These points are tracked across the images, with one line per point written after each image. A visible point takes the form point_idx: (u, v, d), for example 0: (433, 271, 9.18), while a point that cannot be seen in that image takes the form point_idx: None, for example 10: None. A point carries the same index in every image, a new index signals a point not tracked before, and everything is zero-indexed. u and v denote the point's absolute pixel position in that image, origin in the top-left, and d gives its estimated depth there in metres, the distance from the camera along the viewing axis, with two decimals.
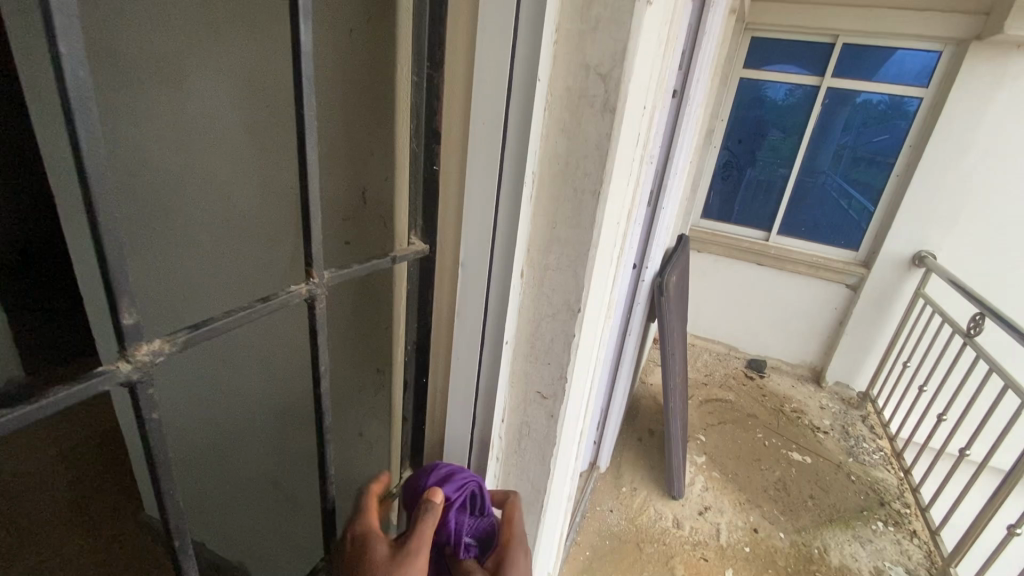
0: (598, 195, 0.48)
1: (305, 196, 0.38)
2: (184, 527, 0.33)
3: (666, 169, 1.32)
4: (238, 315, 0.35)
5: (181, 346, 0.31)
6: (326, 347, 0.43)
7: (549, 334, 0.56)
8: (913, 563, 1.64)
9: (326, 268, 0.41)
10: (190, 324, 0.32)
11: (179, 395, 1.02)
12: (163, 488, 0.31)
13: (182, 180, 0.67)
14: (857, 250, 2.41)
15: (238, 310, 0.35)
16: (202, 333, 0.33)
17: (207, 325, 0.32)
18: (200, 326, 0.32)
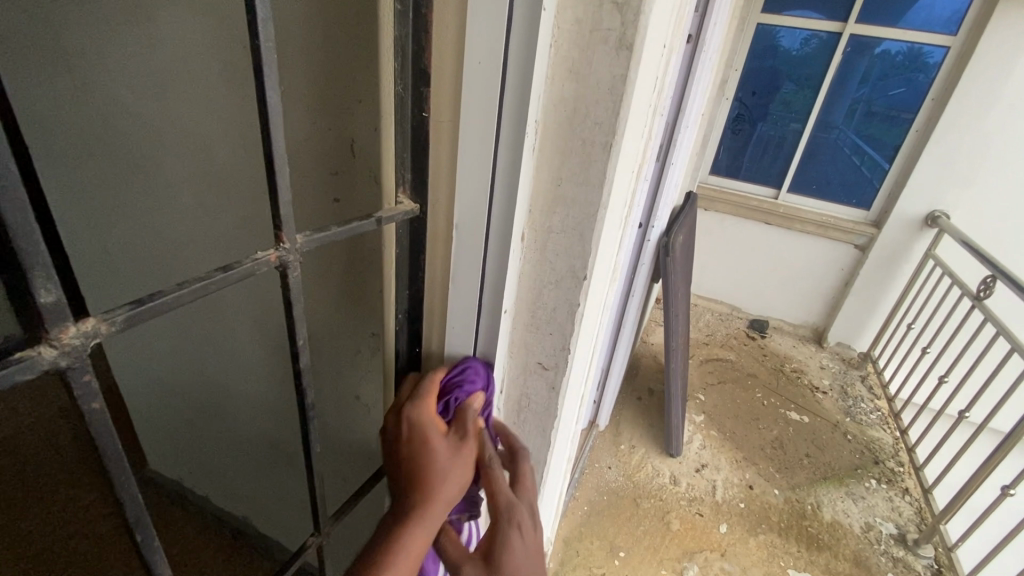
0: (608, 148, 0.43)
1: (269, 151, 0.33)
2: (146, 521, 0.30)
3: (678, 122, 1.24)
4: (195, 285, 0.31)
5: (121, 325, 0.27)
6: (302, 318, 0.39)
7: (551, 303, 0.52)
8: (904, 519, 1.67)
9: (298, 232, 0.37)
10: (132, 300, 0.28)
11: (172, 356, 1.00)
12: (116, 479, 0.28)
13: (156, 135, 0.65)
14: (869, 210, 2.33)
15: (193, 281, 0.31)
16: (149, 309, 0.29)
17: (155, 300, 0.29)
18: (145, 301, 0.28)
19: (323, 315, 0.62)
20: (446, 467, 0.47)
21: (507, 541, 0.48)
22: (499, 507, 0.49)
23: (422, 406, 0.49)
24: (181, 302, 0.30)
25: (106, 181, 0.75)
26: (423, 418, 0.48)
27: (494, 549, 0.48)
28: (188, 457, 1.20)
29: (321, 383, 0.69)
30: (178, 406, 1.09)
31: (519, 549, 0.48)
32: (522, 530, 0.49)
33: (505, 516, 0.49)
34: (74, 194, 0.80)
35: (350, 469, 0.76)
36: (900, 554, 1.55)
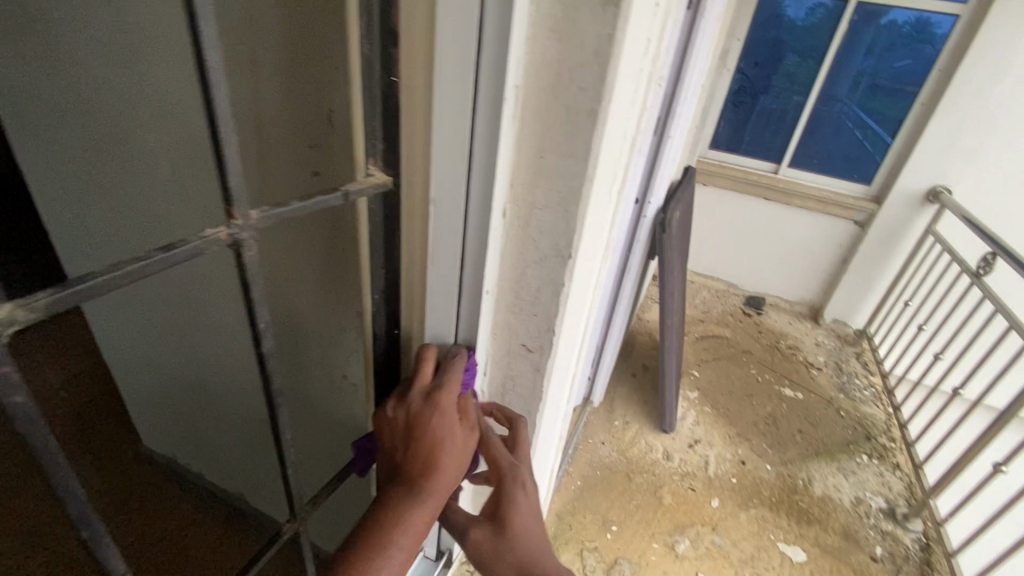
0: (594, 116, 0.40)
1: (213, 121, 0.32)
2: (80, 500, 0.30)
3: (677, 94, 1.20)
4: (131, 267, 0.30)
5: (43, 310, 0.27)
6: (259, 294, 0.39)
7: (535, 283, 0.50)
8: (894, 494, 1.68)
9: (251, 207, 0.36)
10: (55, 284, 0.27)
11: (158, 333, 0.99)
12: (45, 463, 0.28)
13: (127, 102, 0.62)
14: (869, 185, 2.29)
15: (130, 260, 0.30)
16: (76, 292, 0.28)
17: (81, 283, 0.28)
18: (71, 284, 0.28)
19: (303, 293, 0.60)
20: (461, 450, 0.50)
21: (514, 502, 0.54)
22: (504, 472, 0.55)
23: (446, 393, 0.49)
24: (117, 283, 0.30)
25: (83, 151, 0.72)
26: (447, 405, 0.48)
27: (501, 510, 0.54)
28: (178, 434, 1.19)
29: (303, 363, 0.68)
30: (167, 383, 1.08)
31: (524, 508, 0.54)
32: (526, 489, 0.55)
33: (510, 478, 0.54)
34: (57, 165, 0.78)
35: (336, 449, 0.75)
36: (889, 528, 1.57)
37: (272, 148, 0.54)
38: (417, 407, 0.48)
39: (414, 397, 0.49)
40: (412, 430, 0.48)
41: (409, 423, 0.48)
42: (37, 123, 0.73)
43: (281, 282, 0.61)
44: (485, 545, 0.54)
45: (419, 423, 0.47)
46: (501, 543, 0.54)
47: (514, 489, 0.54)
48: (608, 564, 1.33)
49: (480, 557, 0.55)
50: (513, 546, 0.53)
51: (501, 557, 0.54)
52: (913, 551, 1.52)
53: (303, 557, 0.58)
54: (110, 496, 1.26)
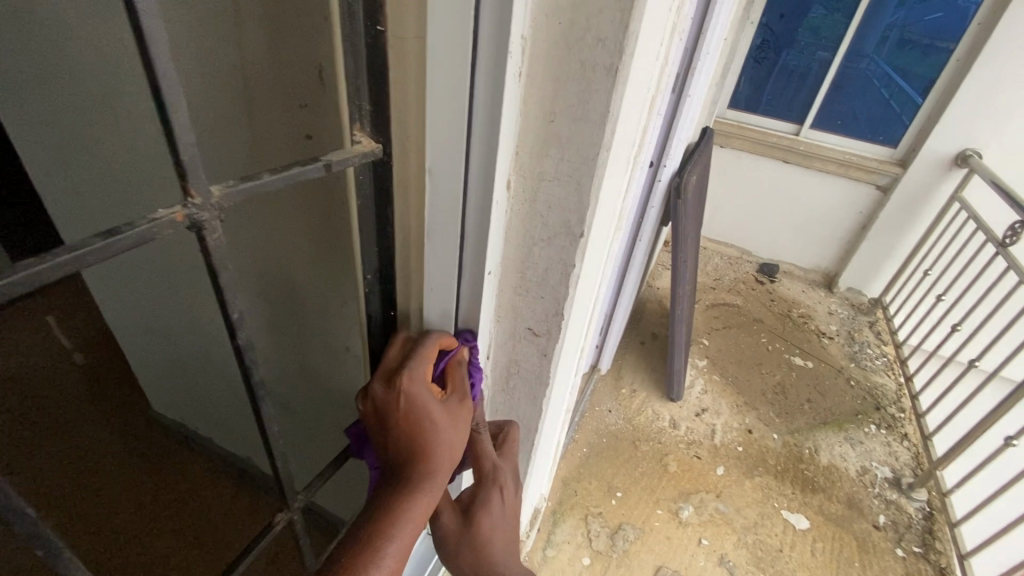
0: (612, 73, 0.34)
1: (155, 80, 0.27)
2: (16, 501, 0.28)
3: (697, 50, 1.12)
4: (60, 259, 0.26)
5: None
6: (229, 278, 0.35)
7: (543, 263, 0.46)
8: (900, 464, 1.67)
9: (212, 184, 0.32)
10: None
11: (160, 299, 0.96)
12: None
13: (101, 59, 0.57)
14: (896, 148, 2.18)
15: (55, 251, 0.26)
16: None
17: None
18: None
19: (299, 263, 0.57)
20: (451, 428, 0.46)
21: (489, 500, 0.54)
22: (487, 473, 0.54)
23: (415, 374, 0.45)
24: (46, 277, 0.26)
25: (66, 117, 0.68)
26: (418, 387, 0.44)
27: (476, 509, 0.54)
28: (185, 401, 1.19)
29: (305, 340, 0.66)
30: (172, 350, 1.07)
31: (496, 507, 0.54)
32: (504, 493, 0.55)
33: (492, 479, 0.54)
34: (36, 125, 0.73)
35: (339, 423, 0.74)
36: (893, 497, 1.57)
37: (260, 111, 0.49)
38: (387, 392, 0.45)
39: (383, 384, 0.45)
40: (384, 418, 0.45)
41: (380, 413, 0.45)
42: (13, 81, 0.68)
43: (282, 259, 0.59)
44: (449, 535, 0.55)
45: (391, 409, 0.44)
46: (466, 537, 0.54)
47: (495, 491, 0.54)
48: (611, 529, 1.34)
49: (440, 540, 0.56)
50: (477, 543, 0.54)
51: (459, 549, 0.54)
52: (916, 520, 1.51)
53: (298, 541, 0.58)
54: (123, 457, 1.27)
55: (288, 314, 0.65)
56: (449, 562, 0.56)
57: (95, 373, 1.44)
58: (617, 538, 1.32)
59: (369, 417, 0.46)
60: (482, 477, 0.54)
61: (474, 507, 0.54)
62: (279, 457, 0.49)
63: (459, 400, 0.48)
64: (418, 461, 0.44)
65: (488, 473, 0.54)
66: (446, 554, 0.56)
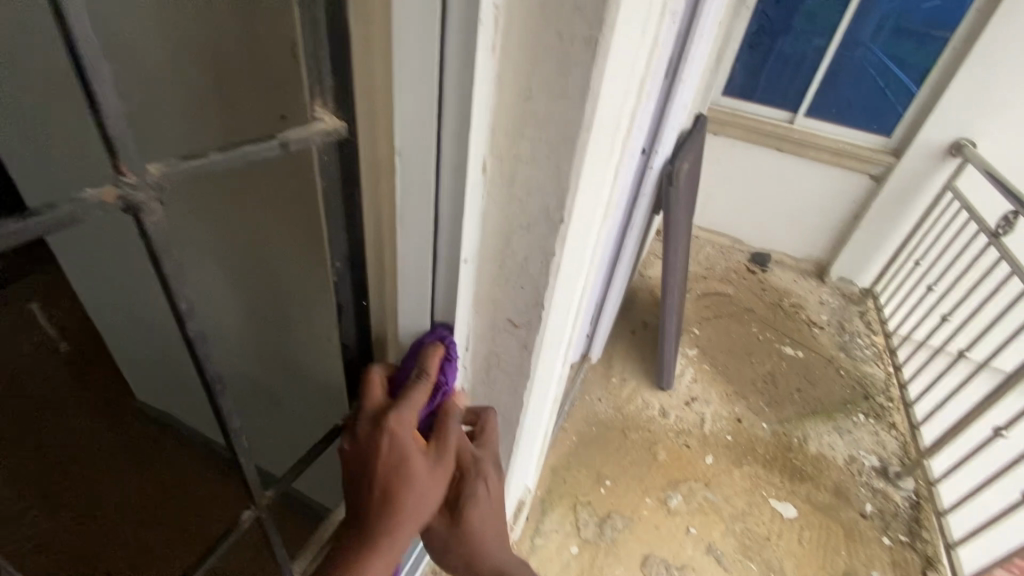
0: (592, 46, 0.32)
1: (78, 44, 0.25)
2: None
3: (691, 34, 1.09)
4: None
5: None
6: (176, 265, 0.33)
7: (522, 251, 0.44)
8: (887, 453, 1.68)
9: (152, 161, 0.30)
10: None
11: (135, 285, 0.93)
12: None
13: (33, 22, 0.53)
14: (890, 137, 2.16)
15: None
16: None
17: None
18: None
19: (274, 248, 0.55)
20: (427, 483, 0.47)
21: (475, 492, 0.54)
22: (467, 465, 0.54)
23: (401, 422, 0.45)
24: None
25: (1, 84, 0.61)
26: (401, 439, 0.45)
27: (460, 502, 0.54)
28: (167, 390, 1.17)
29: (284, 328, 0.64)
30: (152, 338, 1.04)
31: (483, 498, 0.54)
32: (487, 480, 0.54)
33: (474, 470, 0.54)
34: None
35: (319, 412, 0.72)
36: (880, 485, 1.58)
37: (232, 90, 0.47)
38: (369, 441, 0.46)
39: (367, 424, 0.46)
40: (365, 463, 0.47)
41: (360, 456, 0.47)
42: None
43: (259, 249, 0.57)
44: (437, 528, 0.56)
45: (371, 459, 0.46)
46: (457, 532, 0.54)
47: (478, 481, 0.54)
48: (600, 518, 1.33)
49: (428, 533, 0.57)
50: (463, 535, 0.55)
51: (451, 543, 0.55)
52: (903, 509, 1.53)
53: (269, 540, 0.56)
54: (104, 445, 1.24)
55: (267, 305, 0.63)
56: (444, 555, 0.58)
57: (73, 361, 1.40)
58: (606, 527, 1.32)
59: (351, 449, 0.47)
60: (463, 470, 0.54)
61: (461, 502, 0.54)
62: (242, 451, 0.47)
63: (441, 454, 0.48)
64: (390, 513, 0.46)
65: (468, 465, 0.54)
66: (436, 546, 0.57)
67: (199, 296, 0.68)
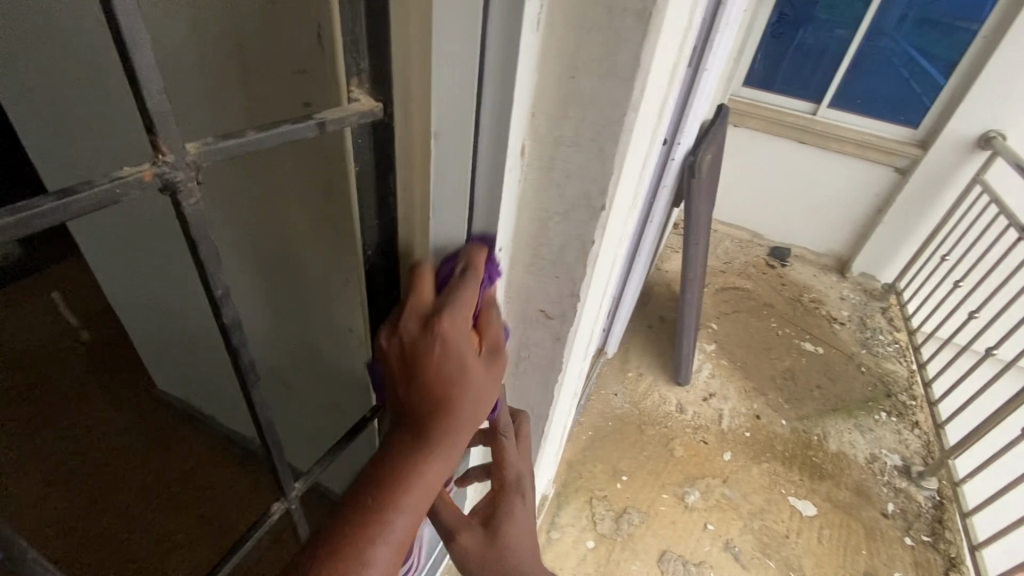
0: (644, 19, 0.32)
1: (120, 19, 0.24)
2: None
3: (715, 21, 1.06)
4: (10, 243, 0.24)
5: None
6: (213, 248, 0.33)
7: (559, 238, 0.44)
8: (910, 452, 1.65)
9: (191, 140, 0.29)
10: None
11: (157, 274, 0.94)
12: None
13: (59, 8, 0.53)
14: (916, 129, 2.10)
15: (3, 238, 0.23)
16: None
17: None
18: None
19: (298, 236, 0.55)
20: (481, 393, 0.42)
21: (512, 510, 0.53)
22: (510, 481, 0.55)
23: (455, 321, 0.40)
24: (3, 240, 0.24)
25: (19, 63, 0.61)
26: (455, 340, 0.40)
27: (501, 517, 0.53)
28: (187, 380, 1.18)
29: (308, 319, 0.64)
30: (173, 327, 1.05)
31: (521, 516, 0.53)
32: (524, 498, 0.55)
33: (515, 487, 0.54)
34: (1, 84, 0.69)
35: (342, 404, 0.72)
36: (902, 485, 1.55)
37: (253, 79, 0.47)
38: (415, 337, 0.40)
39: (414, 325, 0.40)
40: (410, 364, 0.41)
41: (405, 359, 0.41)
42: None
43: (288, 238, 0.56)
44: (471, 549, 0.52)
45: (420, 353, 0.40)
46: (494, 551, 0.51)
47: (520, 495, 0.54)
48: (617, 513, 1.32)
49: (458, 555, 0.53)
50: (503, 556, 0.52)
51: (485, 565, 0.52)
52: (926, 508, 1.49)
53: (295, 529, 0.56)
54: (129, 433, 1.26)
55: (297, 295, 0.62)
56: None
57: (98, 350, 1.42)
58: (622, 521, 1.31)
59: (393, 357, 0.42)
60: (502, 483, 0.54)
61: (498, 519, 0.53)
62: (272, 440, 0.47)
63: (494, 358, 0.43)
64: (442, 423, 0.40)
65: (508, 480, 0.55)
66: (469, 574, 0.53)
67: (236, 289, 0.68)
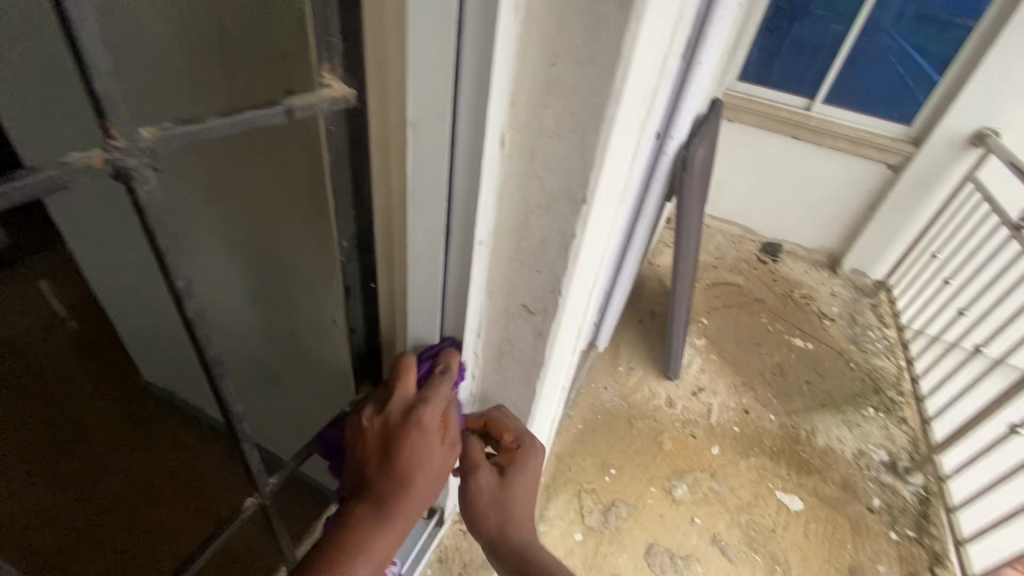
0: (626, 8, 0.31)
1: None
2: None
3: (710, 12, 1.05)
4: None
5: None
6: (170, 238, 0.32)
7: (540, 233, 0.43)
8: (897, 447, 1.66)
9: (142, 125, 0.28)
10: None
11: (140, 263, 0.93)
12: None
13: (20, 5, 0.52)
14: (910, 126, 2.10)
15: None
16: None
17: None
18: None
19: (276, 227, 0.54)
20: (438, 477, 0.50)
21: (524, 464, 0.57)
22: (520, 440, 0.58)
23: (431, 416, 0.48)
24: None
25: None
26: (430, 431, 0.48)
27: (515, 468, 0.57)
28: (169, 370, 1.16)
29: (285, 312, 0.63)
30: (157, 318, 1.04)
31: (532, 471, 0.58)
32: (536, 456, 0.59)
33: (527, 446, 0.58)
34: None
35: (324, 397, 0.72)
36: (888, 480, 1.56)
37: (234, 59, 0.45)
38: (397, 418, 0.48)
39: (397, 413, 0.48)
40: (387, 443, 0.48)
41: (381, 439, 0.49)
42: None
43: (267, 231, 0.55)
44: (485, 490, 0.56)
45: (398, 438, 0.47)
46: (503, 498, 0.56)
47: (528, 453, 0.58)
48: (604, 506, 1.33)
49: (471, 497, 0.56)
50: (512, 502, 0.56)
51: (496, 506, 0.56)
52: (911, 504, 1.51)
53: (273, 524, 0.56)
54: (113, 423, 1.25)
55: (274, 291, 0.62)
56: (477, 523, 0.57)
57: None
58: (610, 514, 1.31)
59: (371, 435, 0.49)
60: (510, 443, 0.58)
61: (512, 470, 0.57)
62: (246, 436, 0.46)
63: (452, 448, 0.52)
64: (405, 499, 0.47)
65: (517, 440, 0.58)
66: (476, 512, 0.56)
67: (207, 284, 0.67)
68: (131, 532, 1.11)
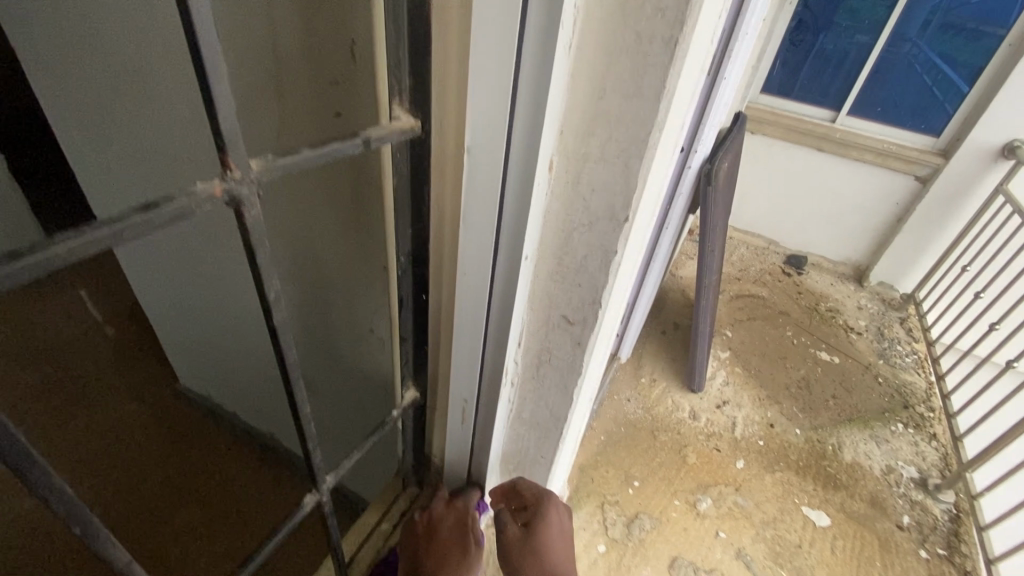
0: (671, 44, 0.33)
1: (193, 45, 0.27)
2: (37, 462, 0.30)
3: (735, 31, 1.07)
4: (99, 232, 0.27)
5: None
6: (267, 260, 0.36)
7: (582, 249, 0.46)
8: (927, 464, 1.63)
9: (252, 159, 0.32)
10: (8, 253, 0.24)
11: (186, 273, 0.98)
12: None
13: (144, 40, 0.64)
14: (938, 137, 2.08)
15: (93, 225, 0.27)
16: (35, 263, 0.25)
17: (38, 253, 0.25)
18: (29, 253, 0.25)
19: (329, 242, 0.59)
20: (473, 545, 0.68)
21: (545, 518, 0.70)
22: (536, 499, 0.71)
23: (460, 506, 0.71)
24: (85, 251, 0.27)
25: (109, 89, 0.75)
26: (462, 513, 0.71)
27: (538, 523, 0.69)
28: (209, 375, 1.21)
29: (333, 319, 0.69)
30: (200, 326, 1.09)
31: (553, 521, 0.70)
32: (555, 508, 0.71)
33: (544, 503, 0.70)
34: (78, 98, 0.81)
35: (365, 400, 0.76)
36: (918, 497, 1.53)
37: (288, 81, 0.52)
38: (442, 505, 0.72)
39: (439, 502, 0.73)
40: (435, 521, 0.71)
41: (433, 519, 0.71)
42: (71, 67, 0.76)
43: (308, 236, 0.61)
44: (515, 544, 0.68)
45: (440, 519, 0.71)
46: (533, 547, 0.68)
47: (547, 508, 0.70)
48: (627, 518, 1.32)
49: (508, 553, 0.69)
50: (541, 549, 0.68)
51: (527, 554, 0.67)
52: (942, 522, 1.47)
53: (327, 524, 0.58)
54: (155, 428, 1.30)
55: (322, 300, 0.68)
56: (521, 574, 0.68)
57: (124, 347, 1.47)
58: (633, 526, 1.31)
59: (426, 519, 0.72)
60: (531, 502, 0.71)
61: (536, 524, 0.69)
62: (312, 440, 0.49)
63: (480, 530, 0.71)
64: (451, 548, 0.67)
65: (537, 499, 0.71)
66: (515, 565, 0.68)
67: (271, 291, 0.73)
68: (169, 530, 1.15)
